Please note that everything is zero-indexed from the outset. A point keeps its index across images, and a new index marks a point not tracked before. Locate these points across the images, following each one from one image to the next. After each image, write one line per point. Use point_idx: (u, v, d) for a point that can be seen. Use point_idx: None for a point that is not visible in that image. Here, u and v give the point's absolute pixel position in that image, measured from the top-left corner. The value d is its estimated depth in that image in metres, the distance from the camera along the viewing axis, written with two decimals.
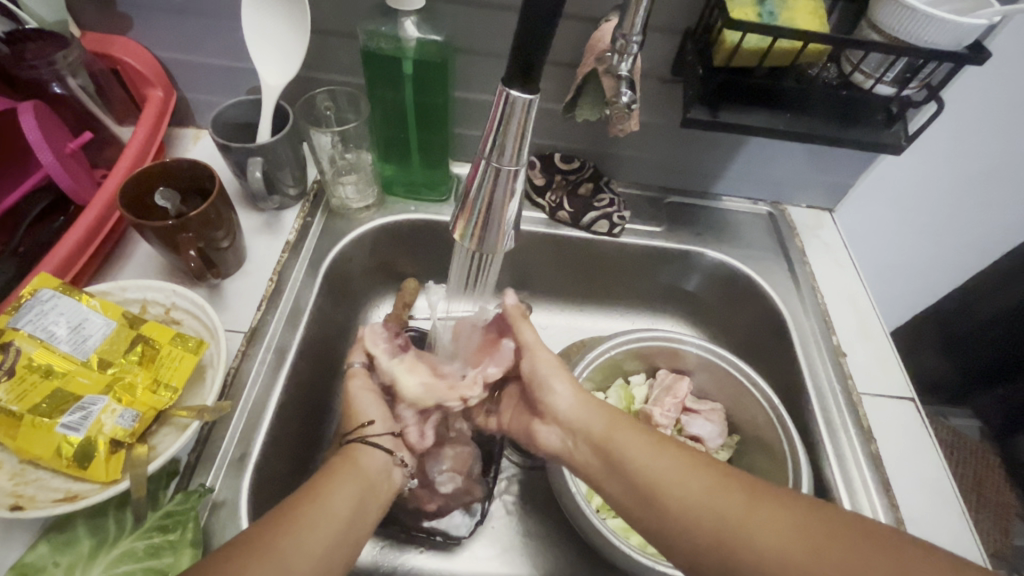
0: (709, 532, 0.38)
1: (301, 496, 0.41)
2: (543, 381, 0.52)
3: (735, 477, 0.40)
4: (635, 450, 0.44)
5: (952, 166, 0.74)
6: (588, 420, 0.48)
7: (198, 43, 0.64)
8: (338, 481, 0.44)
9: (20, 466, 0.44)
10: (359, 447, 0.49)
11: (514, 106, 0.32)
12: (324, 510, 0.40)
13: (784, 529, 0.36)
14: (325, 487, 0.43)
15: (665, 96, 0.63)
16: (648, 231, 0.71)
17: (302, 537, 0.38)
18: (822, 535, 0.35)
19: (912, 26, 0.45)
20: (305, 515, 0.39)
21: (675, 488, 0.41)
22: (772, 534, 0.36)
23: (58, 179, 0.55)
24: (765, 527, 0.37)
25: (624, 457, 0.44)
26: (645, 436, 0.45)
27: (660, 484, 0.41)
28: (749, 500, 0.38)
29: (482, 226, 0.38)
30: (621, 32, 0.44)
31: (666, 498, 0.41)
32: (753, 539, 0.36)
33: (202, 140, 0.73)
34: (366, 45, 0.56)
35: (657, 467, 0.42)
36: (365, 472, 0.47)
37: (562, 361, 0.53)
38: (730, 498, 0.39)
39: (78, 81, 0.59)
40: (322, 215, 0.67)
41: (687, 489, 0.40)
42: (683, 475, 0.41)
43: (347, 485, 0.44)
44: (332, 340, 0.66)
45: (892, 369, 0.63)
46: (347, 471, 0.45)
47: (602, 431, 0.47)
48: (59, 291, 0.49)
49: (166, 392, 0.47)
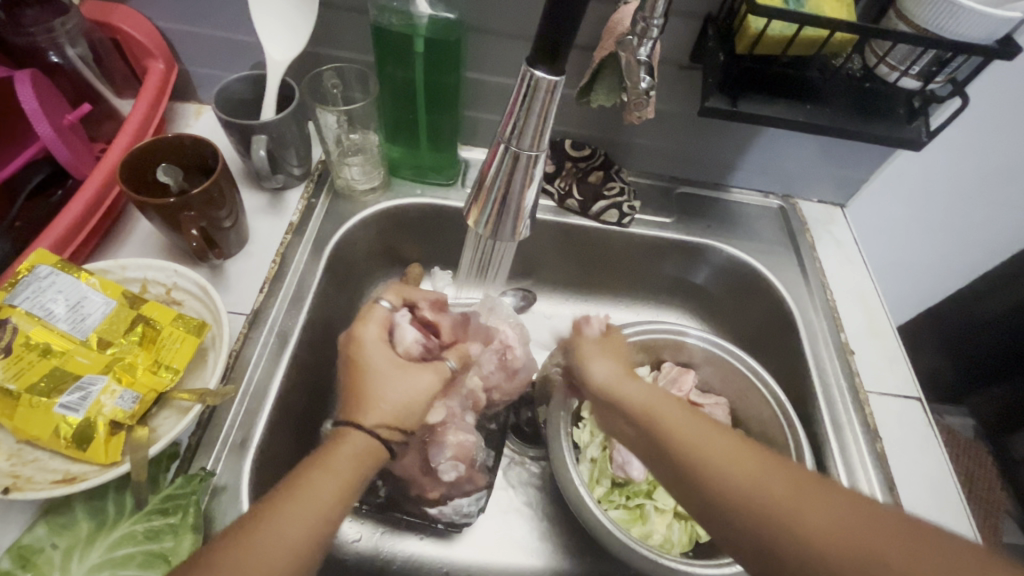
0: (753, 522, 0.35)
1: (279, 491, 0.39)
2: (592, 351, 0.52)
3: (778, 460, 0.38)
4: (673, 420, 0.42)
5: (966, 164, 0.74)
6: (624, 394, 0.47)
7: (201, 15, 0.61)
8: (317, 476, 0.40)
9: (17, 447, 0.43)
10: (349, 428, 0.44)
11: (538, 86, 0.31)
12: (297, 513, 0.37)
13: (833, 512, 0.34)
14: (310, 473, 0.40)
15: (682, 82, 0.61)
16: (657, 222, 0.70)
17: (265, 548, 0.35)
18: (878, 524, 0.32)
19: (945, 17, 0.44)
20: (274, 521, 0.37)
21: (720, 472, 0.38)
22: (820, 535, 0.33)
23: (56, 151, 0.53)
24: (815, 520, 0.34)
25: (664, 431, 0.42)
26: (678, 409, 0.43)
27: (702, 458, 0.39)
28: (801, 490, 0.35)
29: (498, 212, 0.37)
30: (642, 14, 0.42)
31: (707, 481, 0.38)
32: (802, 523, 0.34)
33: (204, 116, 0.71)
34: (377, 21, 0.54)
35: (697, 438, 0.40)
36: (355, 452, 0.43)
37: (607, 347, 0.53)
38: (773, 484, 0.36)
39: (77, 50, 0.58)
40: (326, 197, 0.66)
41: (732, 475, 0.37)
42: (730, 452, 0.39)
43: (331, 474, 0.40)
44: (335, 324, 0.64)
45: (899, 367, 0.63)
46: (333, 454, 0.42)
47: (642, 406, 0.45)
48: (57, 267, 0.48)
49: (166, 373, 0.46)
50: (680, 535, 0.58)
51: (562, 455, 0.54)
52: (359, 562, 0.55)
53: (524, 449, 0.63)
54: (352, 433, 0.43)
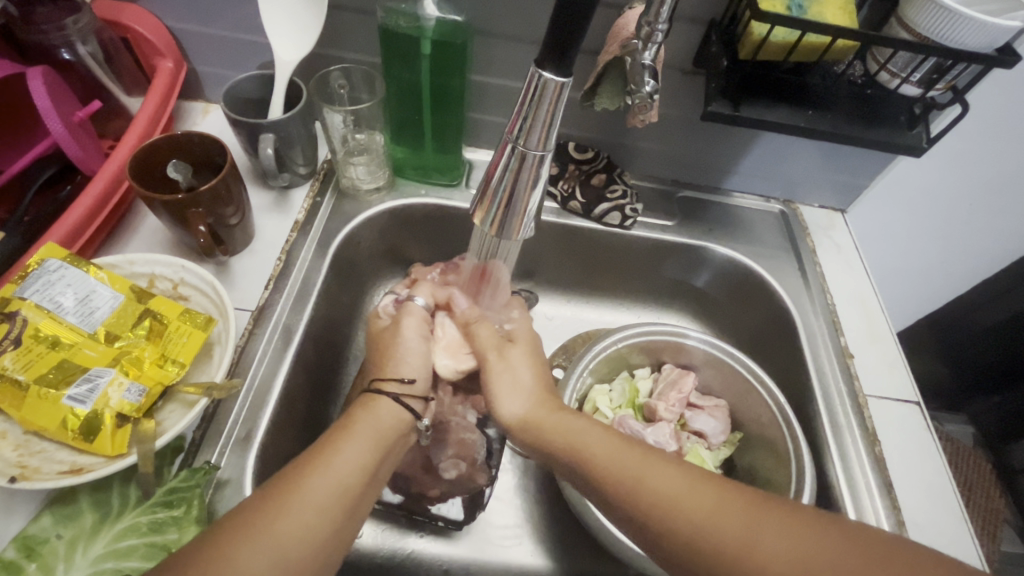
0: (706, 547, 0.35)
1: (302, 459, 0.39)
2: (502, 375, 0.51)
3: (737, 491, 0.37)
4: (611, 459, 0.42)
5: (964, 172, 0.74)
6: (543, 430, 0.46)
7: (211, 15, 0.62)
8: (339, 441, 0.41)
9: (24, 437, 0.43)
10: (379, 402, 0.45)
11: (546, 87, 0.32)
12: (328, 476, 0.38)
13: (795, 546, 0.33)
14: (329, 446, 0.40)
15: (685, 86, 0.62)
16: (659, 224, 0.70)
17: (292, 509, 0.35)
18: (846, 561, 0.32)
19: (947, 26, 0.45)
20: (310, 478, 0.37)
21: (670, 500, 0.37)
22: (778, 552, 0.33)
23: (66, 147, 0.54)
24: (770, 545, 0.33)
25: (599, 464, 0.42)
26: (622, 444, 0.43)
27: (649, 493, 0.38)
28: (751, 513, 0.35)
29: (504, 212, 0.38)
30: (646, 19, 0.42)
31: (653, 509, 0.38)
32: (759, 559, 0.33)
33: (212, 115, 0.72)
34: (384, 23, 0.55)
35: (642, 474, 0.40)
36: (381, 428, 0.43)
37: (535, 365, 0.52)
38: (725, 512, 0.36)
39: (88, 48, 0.58)
40: (331, 196, 0.67)
41: (686, 501, 0.37)
42: (674, 486, 0.38)
43: (357, 448, 0.41)
44: (338, 322, 0.65)
45: (898, 371, 0.63)
46: (357, 425, 0.42)
47: (567, 441, 0.44)
48: (66, 261, 0.48)
49: (173, 367, 0.47)
50: None
51: None
52: (359, 558, 0.56)
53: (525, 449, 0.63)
54: (376, 399, 0.45)
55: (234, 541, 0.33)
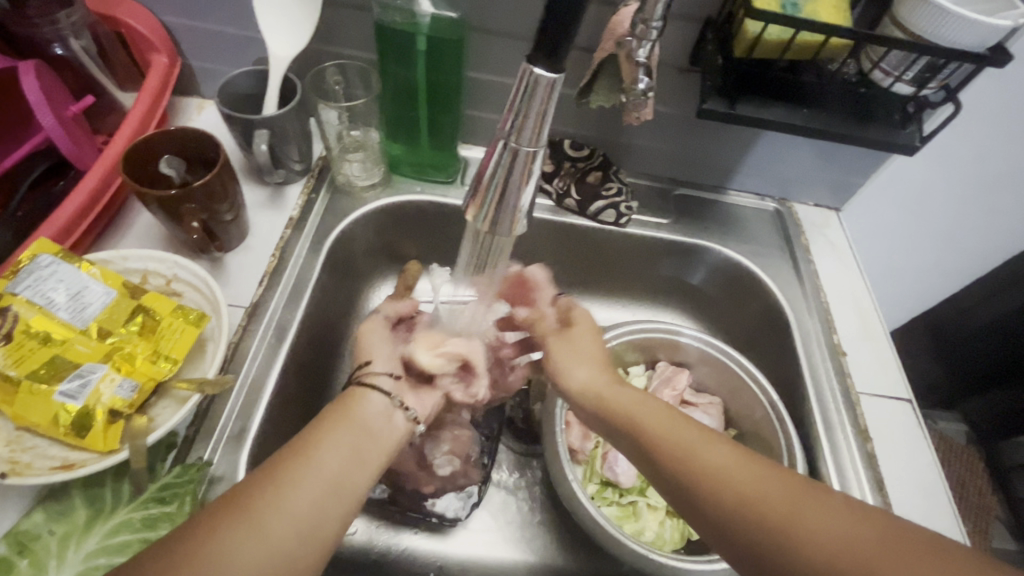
0: (751, 518, 0.36)
1: (288, 451, 0.39)
2: (570, 352, 0.52)
3: (784, 471, 0.38)
4: (668, 428, 0.42)
5: (959, 171, 0.75)
6: (605, 398, 0.47)
7: (204, 11, 0.62)
8: (336, 435, 0.41)
9: (16, 433, 0.43)
10: (358, 392, 0.45)
11: (537, 84, 0.32)
12: (311, 467, 0.38)
13: (836, 523, 0.33)
14: (316, 437, 0.40)
15: (681, 84, 0.62)
16: (655, 222, 0.70)
17: (277, 501, 0.35)
18: (883, 545, 0.32)
19: (938, 25, 0.45)
20: (294, 470, 0.37)
21: (721, 471, 0.38)
22: (818, 528, 0.34)
23: (59, 142, 0.53)
24: (812, 521, 0.34)
25: (649, 430, 0.43)
26: (675, 416, 0.43)
27: (699, 462, 0.39)
28: (793, 492, 0.36)
29: (496, 209, 0.38)
30: (642, 16, 0.42)
31: (704, 482, 0.38)
32: (797, 533, 0.34)
33: (206, 111, 0.72)
34: (379, 19, 0.55)
35: (693, 445, 0.40)
36: (360, 418, 0.43)
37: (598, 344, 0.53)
38: (773, 488, 0.36)
39: (81, 43, 0.58)
40: (326, 192, 0.66)
41: (737, 474, 0.38)
42: (728, 460, 0.39)
43: (341, 440, 0.40)
44: (333, 320, 0.65)
45: (891, 369, 0.63)
46: (340, 417, 0.42)
47: (625, 409, 0.45)
48: (58, 257, 0.48)
49: (165, 363, 0.47)
50: (671, 533, 0.59)
51: (556, 452, 0.54)
52: (353, 554, 0.56)
53: (521, 447, 0.63)
54: (357, 393, 0.45)
55: (224, 523, 0.33)
